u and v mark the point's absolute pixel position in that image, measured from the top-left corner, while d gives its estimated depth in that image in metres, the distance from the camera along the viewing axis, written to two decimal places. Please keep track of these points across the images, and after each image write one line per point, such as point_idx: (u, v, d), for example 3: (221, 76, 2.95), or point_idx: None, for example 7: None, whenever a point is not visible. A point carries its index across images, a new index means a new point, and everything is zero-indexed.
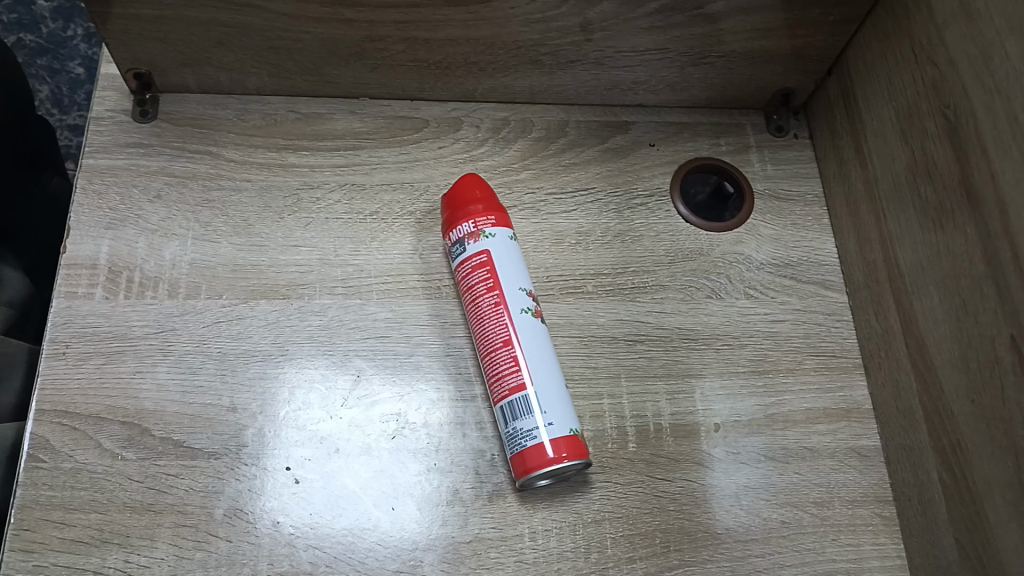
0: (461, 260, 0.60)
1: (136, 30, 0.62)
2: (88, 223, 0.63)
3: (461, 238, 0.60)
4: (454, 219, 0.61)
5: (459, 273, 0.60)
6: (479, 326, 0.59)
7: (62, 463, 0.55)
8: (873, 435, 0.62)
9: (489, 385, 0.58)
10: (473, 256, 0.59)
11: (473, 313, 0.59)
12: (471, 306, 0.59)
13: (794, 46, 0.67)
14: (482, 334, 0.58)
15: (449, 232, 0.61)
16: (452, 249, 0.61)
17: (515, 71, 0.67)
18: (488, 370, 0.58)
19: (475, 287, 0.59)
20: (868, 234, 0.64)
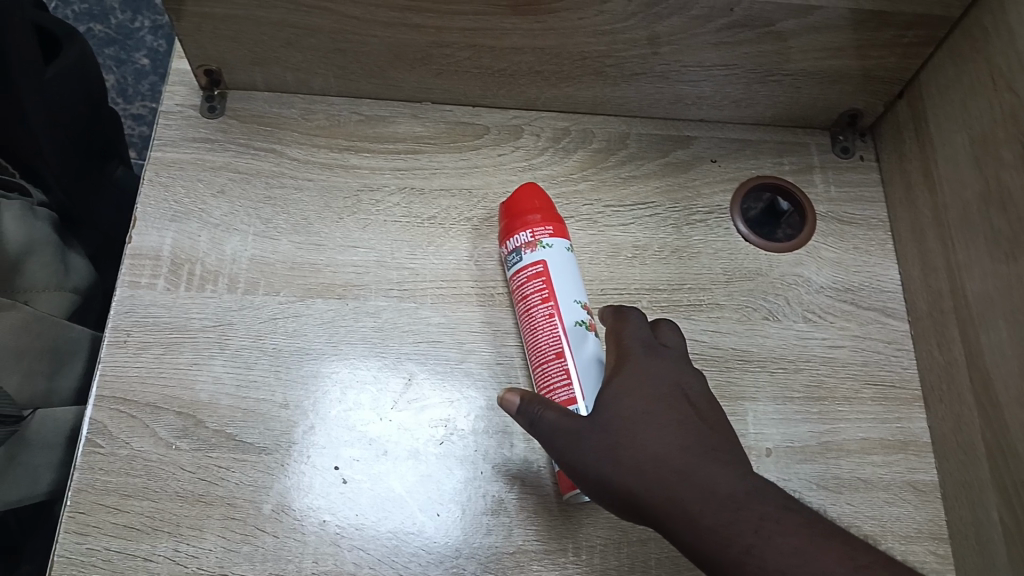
0: (517, 269, 0.60)
1: (209, 28, 0.63)
2: (153, 215, 0.64)
3: (518, 247, 0.60)
4: (510, 228, 0.61)
5: (513, 282, 0.61)
6: (531, 336, 0.59)
7: (118, 449, 0.56)
8: (929, 469, 0.61)
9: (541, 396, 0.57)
10: (529, 265, 0.59)
11: (525, 323, 0.59)
12: (524, 316, 0.59)
13: (864, 67, 0.65)
14: (535, 345, 0.58)
15: (506, 240, 0.61)
16: (508, 257, 0.61)
17: (579, 81, 0.67)
18: (540, 381, 0.57)
19: (529, 297, 0.59)
20: (934, 262, 0.63)
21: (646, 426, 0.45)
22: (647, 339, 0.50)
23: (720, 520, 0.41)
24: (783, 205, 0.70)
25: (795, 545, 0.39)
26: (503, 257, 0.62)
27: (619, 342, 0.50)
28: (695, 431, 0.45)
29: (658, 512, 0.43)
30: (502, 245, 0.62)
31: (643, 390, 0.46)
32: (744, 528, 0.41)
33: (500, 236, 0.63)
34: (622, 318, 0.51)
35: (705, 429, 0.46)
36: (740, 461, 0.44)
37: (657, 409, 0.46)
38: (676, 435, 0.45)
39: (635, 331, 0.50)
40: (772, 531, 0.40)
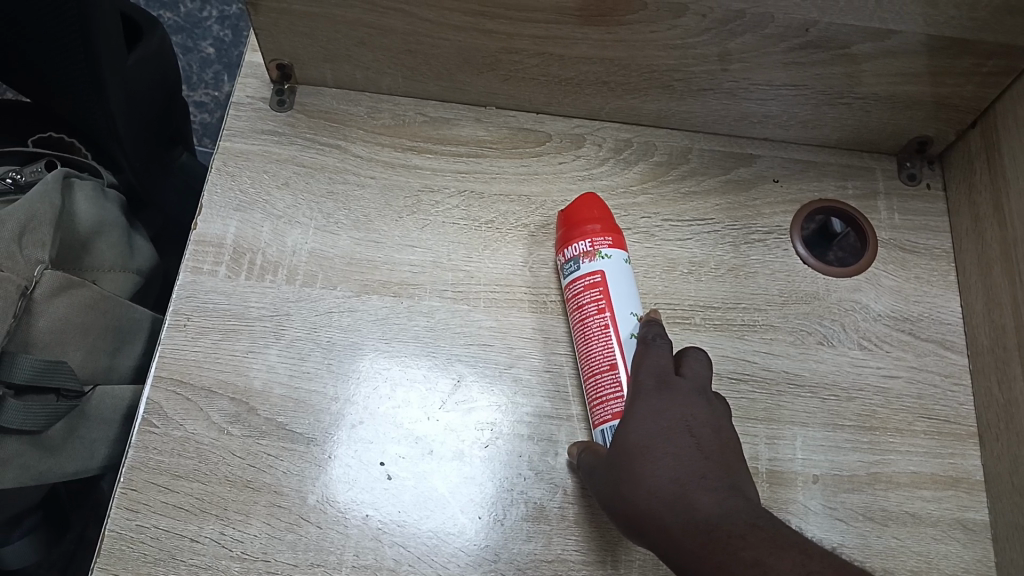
0: (574, 277, 0.60)
1: (285, 23, 0.64)
2: (219, 203, 0.66)
3: (575, 256, 0.60)
4: (568, 238, 0.61)
5: (569, 291, 0.60)
6: (586, 345, 0.58)
7: (172, 430, 0.58)
8: (981, 509, 0.59)
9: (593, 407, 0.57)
10: (587, 275, 0.59)
11: (580, 332, 0.59)
12: (579, 325, 0.59)
13: (938, 94, 0.64)
14: (588, 355, 0.58)
15: (564, 249, 0.61)
16: (565, 266, 0.61)
17: (645, 94, 0.67)
18: (592, 392, 0.57)
19: (585, 306, 0.59)
20: (1000, 297, 0.61)
21: (645, 456, 0.48)
22: (661, 372, 0.52)
23: (697, 543, 0.44)
24: (836, 225, 0.71)
25: (756, 557, 0.41)
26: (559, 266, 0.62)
27: (637, 375, 0.53)
28: (690, 461, 0.48)
29: (652, 538, 0.47)
30: (558, 255, 0.62)
31: (646, 423, 0.50)
32: (712, 548, 0.43)
33: (557, 246, 0.63)
34: (643, 350, 0.54)
35: (703, 459, 0.48)
36: (733, 490, 0.46)
37: (656, 441, 0.49)
38: (669, 464, 0.48)
39: (650, 364, 0.53)
40: (740, 552, 0.42)
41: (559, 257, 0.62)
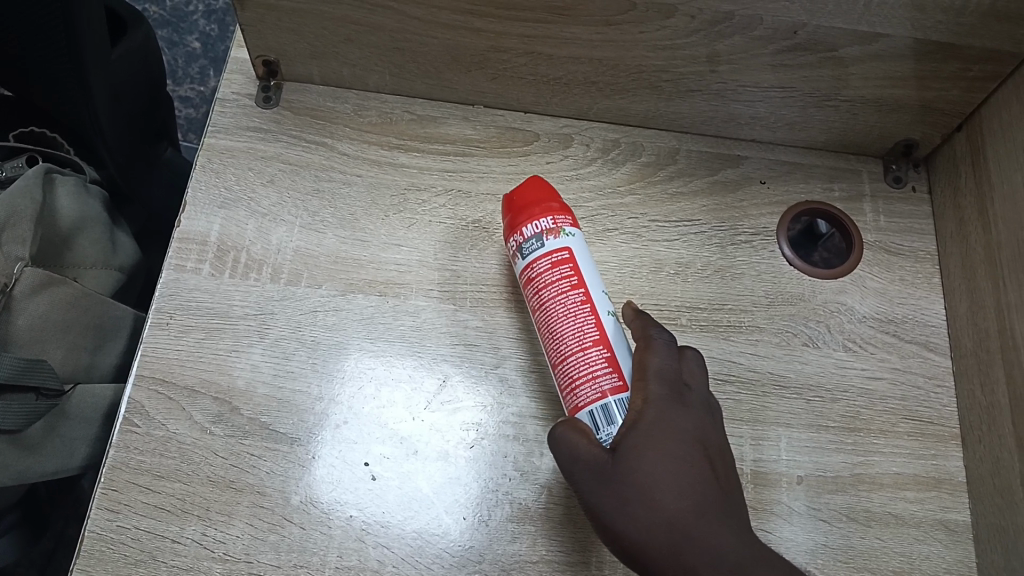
0: (538, 256, 0.55)
1: (272, 20, 0.63)
2: (203, 200, 0.65)
3: (539, 234, 0.56)
4: (526, 216, 0.56)
5: (533, 271, 0.56)
6: (558, 325, 0.54)
7: (154, 430, 0.57)
8: (964, 510, 0.59)
9: (572, 387, 0.53)
10: (552, 251, 0.55)
11: (550, 312, 0.55)
12: (548, 305, 0.55)
13: (924, 98, 0.64)
14: (563, 333, 0.54)
15: (523, 228, 0.56)
16: (526, 247, 0.56)
17: (633, 94, 0.67)
18: (571, 372, 0.53)
19: (555, 283, 0.55)
20: (983, 300, 0.61)
21: (659, 474, 0.47)
22: (672, 382, 0.51)
23: None
24: (821, 227, 0.70)
25: None
26: (517, 249, 0.57)
27: (646, 381, 0.51)
28: (705, 487, 0.47)
29: (658, 561, 0.46)
30: (517, 236, 0.57)
31: (661, 437, 0.48)
32: None
33: (512, 227, 0.57)
34: (649, 351, 0.52)
35: (713, 484, 0.48)
36: (741, 520, 0.47)
37: (673, 463, 0.48)
38: (685, 488, 0.47)
39: (660, 372, 0.51)
40: None
41: (518, 238, 0.57)
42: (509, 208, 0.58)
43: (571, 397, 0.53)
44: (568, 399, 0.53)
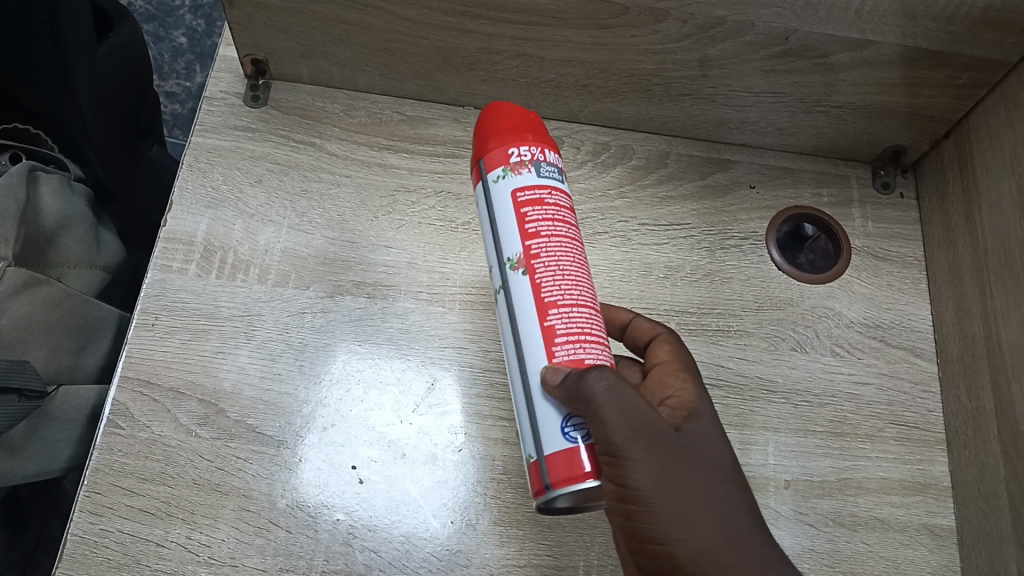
0: (555, 185, 0.45)
1: (261, 18, 0.63)
2: (189, 200, 0.64)
3: (557, 166, 0.46)
4: (540, 139, 0.46)
5: (546, 194, 0.44)
6: (569, 265, 0.43)
7: (138, 432, 0.56)
8: (949, 515, 0.60)
9: (576, 344, 0.42)
10: (567, 191, 0.46)
11: (561, 247, 0.43)
12: (559, 238, 0.44)
13: (913, 104, 0.64)
14: (574, 280, 0.43)
15: (537, 146, 0.46)
16: (540, 166, 0.45)
17: (624, 97, 0.67)
18: (581, 325, 0.42)
19: (570, 222, 0.45)
20: (970, 307, 0.62)
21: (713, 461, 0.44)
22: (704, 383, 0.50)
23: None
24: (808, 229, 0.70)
25: None
26: (522, 160, 0.45)
27: (687, 374, 0.49)
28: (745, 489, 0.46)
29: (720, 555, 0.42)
30: (523, 146, 0.45)
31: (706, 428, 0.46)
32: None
33: (517, 137, 0.46)
34: (677, 348, 0.51)
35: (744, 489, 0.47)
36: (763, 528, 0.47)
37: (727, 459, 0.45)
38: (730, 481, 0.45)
39: (693, 370, 0.50)
40: None
41: (526, 149, 0.45)
42: (502, 116, 0.46)
43: (569, 350, 0.42)
44: (561, 350, 0.42)
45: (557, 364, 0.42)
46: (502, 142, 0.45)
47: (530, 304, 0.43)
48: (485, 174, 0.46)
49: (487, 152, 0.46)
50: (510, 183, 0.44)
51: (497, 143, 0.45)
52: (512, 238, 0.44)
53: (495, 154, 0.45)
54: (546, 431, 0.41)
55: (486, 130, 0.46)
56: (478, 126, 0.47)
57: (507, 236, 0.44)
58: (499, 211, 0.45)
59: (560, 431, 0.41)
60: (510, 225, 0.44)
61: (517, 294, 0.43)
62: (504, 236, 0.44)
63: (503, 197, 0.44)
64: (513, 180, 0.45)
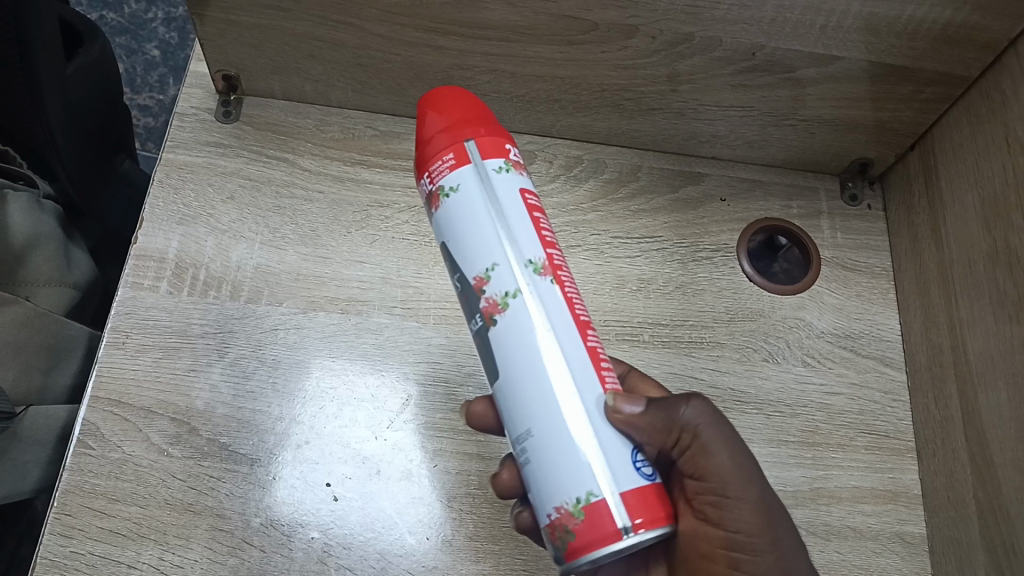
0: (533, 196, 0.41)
1: (232, 34, 0.63)
2: (161, 217, 0.64)
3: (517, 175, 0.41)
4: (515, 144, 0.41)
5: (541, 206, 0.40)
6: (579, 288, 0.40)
7: (109, 452, 0.56)
8: (920, 523, 0.61)
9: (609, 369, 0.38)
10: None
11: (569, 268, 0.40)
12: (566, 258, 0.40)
13: (879, 118, 0.65)
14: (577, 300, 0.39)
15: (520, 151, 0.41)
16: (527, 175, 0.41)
17: (595, 112, 0.68)
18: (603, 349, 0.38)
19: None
20: (936, 316, 0.63)
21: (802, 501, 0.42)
22: None
23: None
24: (779, 241, 0.72)
25: None
26: (518, 161, 0.40)
27: None
28: None
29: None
30: (513, 146, 0.40)
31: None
32: None
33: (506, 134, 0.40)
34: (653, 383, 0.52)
35: None
36: None
37: None
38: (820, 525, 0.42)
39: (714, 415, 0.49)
40: None
41: (517, 152, 0.40)
42: (482, 104, 0.40)
43: (613, 380, 0.37)
44: (609, 380, 0.37)
45: (618, 394, 0.36)
46: (494, 131, 0.39)
47: (569, 322, 0.37)
48: (477, 160, 0.38)
49: (481, 136, 0.39)
50: (516, 180, 0.39)
51: (489, 130, 0.39)
52: (532, 242, 0.37)
53: (488, 141, 0.39)
54: (616, 466, 0.35)
55: (469, 110, 0.39)
56: (449, 101, 0.39)
57: (525, 241, 0.37)
58: (507, 208, 0.38)
59: (633, 466, 0.35)
60: (526, 227, 0.38)
61: (550, 304, 0.36)
62: (521, 237, 0.37)
63: (511, 194, 0.38)
64: (516, 179, 0.39)
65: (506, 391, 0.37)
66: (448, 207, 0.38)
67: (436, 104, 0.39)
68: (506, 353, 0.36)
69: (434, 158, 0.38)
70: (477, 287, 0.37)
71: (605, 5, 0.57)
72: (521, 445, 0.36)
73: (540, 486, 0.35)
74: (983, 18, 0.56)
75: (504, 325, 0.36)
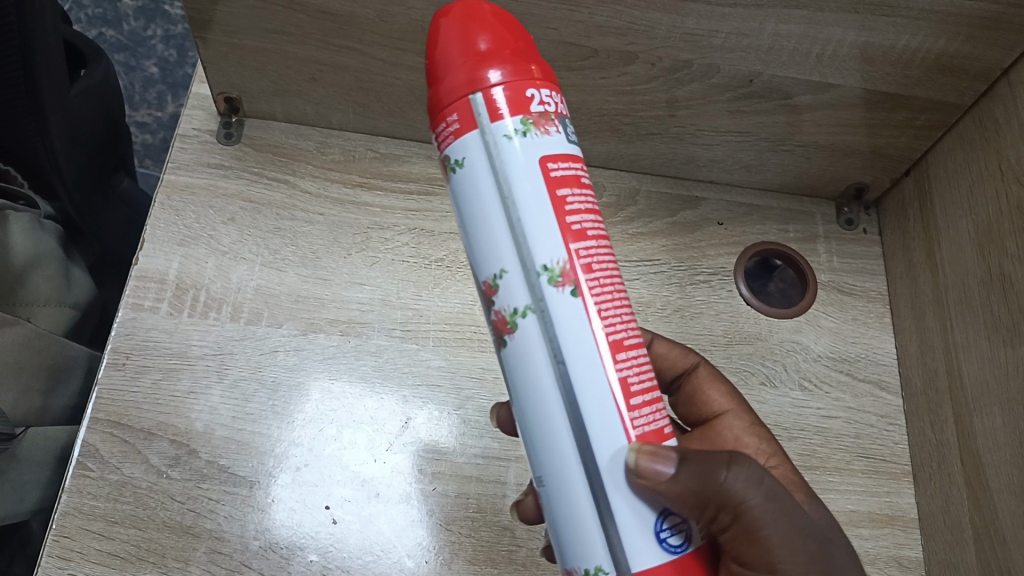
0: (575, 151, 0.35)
1: (235, 57, 0.63)
2: (162, 238, 0.64)
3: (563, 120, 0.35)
4: (553, 77, 0.35)
5: (579, 169, 0.35)
6: (618, 281, 0.34)
7: (108, 474, 0.56)
8: (917, 547, 0.61)
9: (641, 397, 0.33)
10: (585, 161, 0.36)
11: (609, 256, 0.34)
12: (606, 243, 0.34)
13: (874, 144, 0.66)
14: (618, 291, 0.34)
15: (555, 89, 0.35)
16: (564, 123, 0.35)
17: (595, 136, 0.68)
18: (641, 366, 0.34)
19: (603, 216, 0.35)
20: (932, 341, 0.63)
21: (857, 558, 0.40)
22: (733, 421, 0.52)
23: None
24: (774, 262, 0.73)
25: None
26: (546, 111, 0.34)
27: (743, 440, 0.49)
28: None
29: None
30: (542, 87, 0.34)
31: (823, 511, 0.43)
32: None
33: (534, 72, 0.34)
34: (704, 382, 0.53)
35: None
36: None
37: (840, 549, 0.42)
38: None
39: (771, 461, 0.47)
40: None
41: (548, 93, 0.34)
42: (506, 25, 0.34)
43: (645, 414, 0.33)
44: (637, 416, 0.33)
45: (645, 444, 0.33)
46: (515, 71, 0.33)
47: (591, 345, 0.32)
48: (489, 121, 0.33)
49: (497, 86, 0.33)
50: (536, 148, 0.33)
51: (509, 72, 0.33)
52: (552, 242, 0.33)
53: (504, 93, 0.33)
54: (633, 538, 0.32)
55: (485, 41, 0.33)
56: (463, 24, 0.33)
57: (541, 241, 0.33)
58: (520, 193, 0.33)
59: (655, 538, 0.32)
60: (546, 220, 0.33)
61: (565, 322, 0.32)
62: (535, 239, 0.33)
63: (526, 172, 0.33)
64: (538, 142, 0.33)
65: (523, 421, 0.34)
66: (456, 183, 0.34)
67: (448, 21, 0.34)
68: (519, 376, 0.33)
69: (440, 119, 0.34)
70: (487, 294, 0.34)
71: (605, 32, 0.57)
72: (538, 486, 0.34)
73: (556, 538, 0.34)
74: (976, 48, 0.56)
75: (516, 342, 0.33)
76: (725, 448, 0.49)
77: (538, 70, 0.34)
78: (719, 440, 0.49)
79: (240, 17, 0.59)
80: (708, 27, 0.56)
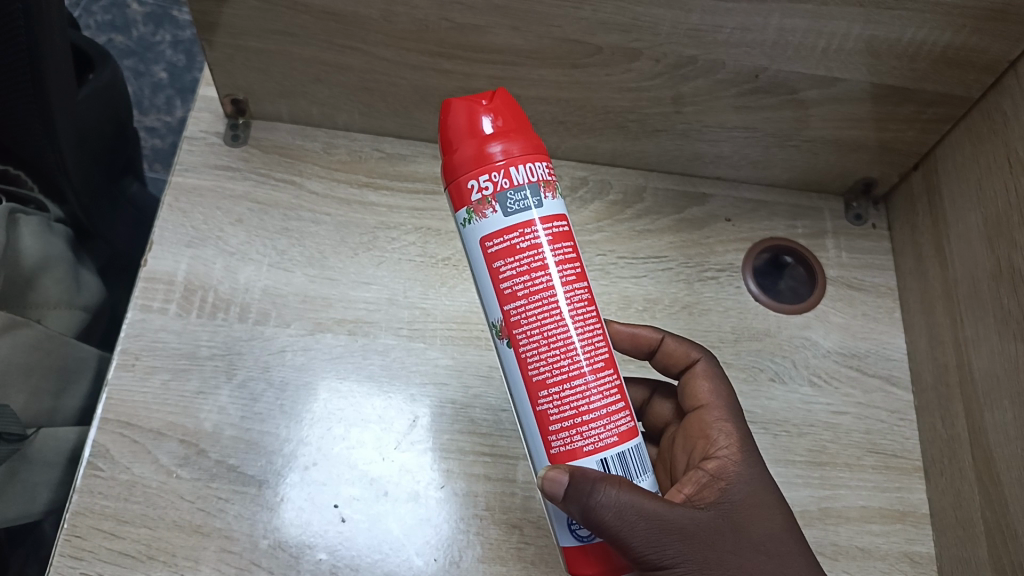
0: (537, 218, 0.39)
1: (241, 59, 0.63)
2: (170, 240, 0.65)
3: (537, 186, 0.39)
4: (521, 152, 0.39)
5: (521, 237, 0.38)
6: (553, 328, 0.38)
7: (118, 474, 0.56)
8: (927, 542, 0.60)
9: (564, 426, 0.39)
10: (550, 217, 0.39)
11: (543, 308, 0.38)
12: (545, 297, 0.38)
13: (882, 138, 0.66)
14: (554, 337, 0.38)
15: (510, 166, 0.38)
16: (507, 197, 0.38)
17: (600, 133, 0.68)
18: (564, 400, 0.38)
19: (553, 266, 0.39)
20: (942, 336, 0.63)
21: (757, 540, 0.44)
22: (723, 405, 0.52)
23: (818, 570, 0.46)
24: (785, 259, 0.72)
25: None
26: (484, 196, 0.38)
27: (709, 431, 0.49)
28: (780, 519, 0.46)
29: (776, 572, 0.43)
30: (489, 172, 0.38)
31: (757, 488, 0.45)
32: None
33: (500, 156, 0.38)
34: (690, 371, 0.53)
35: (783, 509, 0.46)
36: None
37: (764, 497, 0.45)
38: (790, 559, 0.44)
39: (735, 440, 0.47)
40: None
41: (493, 176, 0.38)
42: (471, 119, 0.39)
43: (563, 438, 0.39)
44: (555, 440, 0.39)
45: (551, 466, 0.38)
46: (466, 163, 0.38)
47: (521, 385, 0.39)
48: (451, 207, 0.40)
49: (453, 180, 0.39)
50: (477, 230, 0.39)
51: (461, 164, 0.39)
52: (491, 303, 0.39)
53: (457, 184, 0.39)
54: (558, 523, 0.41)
55: (453, 134, 0.39)
56: (453, 118, 0.39)
57: (486, 301, 0.40)
58: (472, 265, 0.40)
59: (569, 527, 0.40)
60: (484, 286, 0.39)
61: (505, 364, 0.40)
62: (484, 299, 0.40)
63: (474, 249, 0.39)
64: (483, 224, 0.39)
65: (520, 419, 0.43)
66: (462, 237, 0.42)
67: (451, 109, 0.39)
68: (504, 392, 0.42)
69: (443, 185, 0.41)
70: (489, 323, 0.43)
71: (609, 29, 0.57)
72: None
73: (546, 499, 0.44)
74: (982, 40, 0.56)
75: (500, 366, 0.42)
76: (693, 439, 0.49)
77: (495, 153, 0.38)
78: (692, 430, 0.50)
79: (245, 19, 0.59)
80: (712, 22, 0.56)
